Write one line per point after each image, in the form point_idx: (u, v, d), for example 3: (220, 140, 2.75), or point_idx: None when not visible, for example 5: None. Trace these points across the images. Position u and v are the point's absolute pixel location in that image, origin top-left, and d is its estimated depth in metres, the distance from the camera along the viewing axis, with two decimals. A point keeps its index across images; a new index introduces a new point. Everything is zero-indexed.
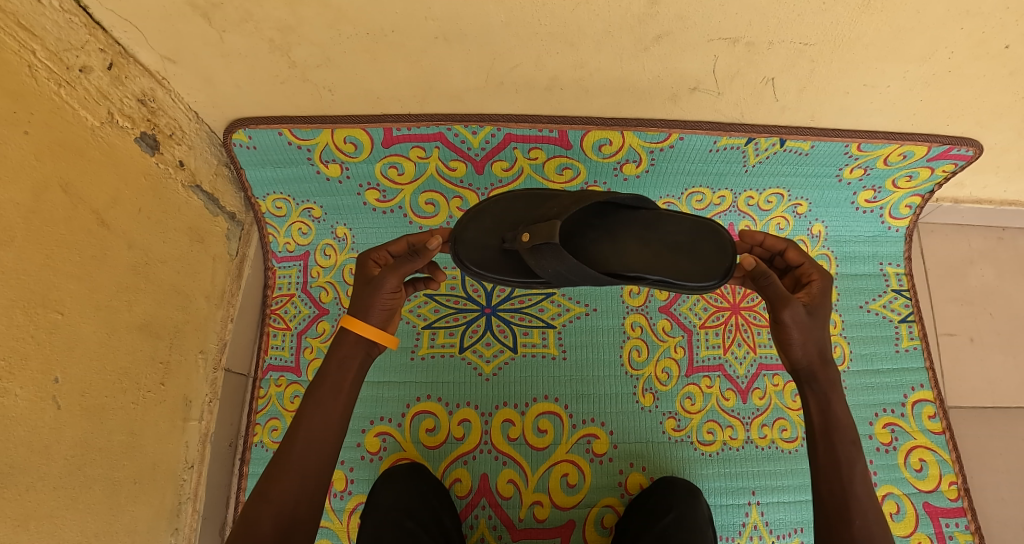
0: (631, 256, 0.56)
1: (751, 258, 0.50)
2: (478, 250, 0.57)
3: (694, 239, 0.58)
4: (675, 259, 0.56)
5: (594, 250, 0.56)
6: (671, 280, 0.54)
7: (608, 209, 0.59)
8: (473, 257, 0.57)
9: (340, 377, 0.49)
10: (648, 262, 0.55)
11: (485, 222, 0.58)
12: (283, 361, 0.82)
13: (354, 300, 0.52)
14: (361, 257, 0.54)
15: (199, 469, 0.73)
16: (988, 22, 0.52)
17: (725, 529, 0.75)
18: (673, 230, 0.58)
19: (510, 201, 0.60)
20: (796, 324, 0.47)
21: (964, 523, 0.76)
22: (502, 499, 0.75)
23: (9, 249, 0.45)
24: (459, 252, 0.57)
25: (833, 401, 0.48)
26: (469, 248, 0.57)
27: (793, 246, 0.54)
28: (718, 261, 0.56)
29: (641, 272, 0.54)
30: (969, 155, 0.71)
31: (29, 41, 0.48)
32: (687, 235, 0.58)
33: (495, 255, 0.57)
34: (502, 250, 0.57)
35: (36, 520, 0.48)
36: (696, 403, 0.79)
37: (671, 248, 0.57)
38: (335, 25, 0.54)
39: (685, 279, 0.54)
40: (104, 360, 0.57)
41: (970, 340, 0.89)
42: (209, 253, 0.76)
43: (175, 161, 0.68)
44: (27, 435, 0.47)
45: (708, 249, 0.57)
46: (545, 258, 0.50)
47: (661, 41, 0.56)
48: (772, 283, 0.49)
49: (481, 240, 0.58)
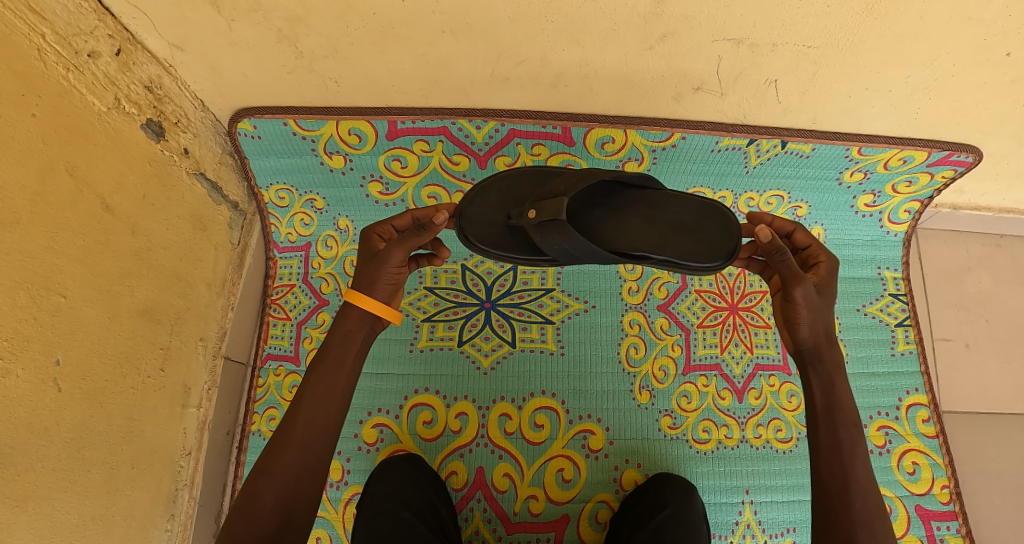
0: (635, 235, 0.56)
1: (768, 230, 0.47)
2: (484, 227, 0.57)
3: (699, 219, 0.58)
4: (679, 240, 0.56)
5: (600, 229, 0.56)
6: (676, 259, 0.55)
7: (616, 188, 0.59)
8: (478, 234, 0.57)
9: (343, 352, 0.49)
10: (653, 242, 0.56)
11: (489, 198, 0.59)
12: (282, 351, 0.83)
13: (359, 275, 0.51)
14: (366, 231, 0.54)
15: (196, 456, 0.74)
16: (990, 29, 0.52)
17: (718, 527, 0.76)
18: (678, 211, 0.59)
19: (515, 178, 0.60)
20: (805, 303, 0.47)
21: (955, 526, 0.77)
22: (497, 493, 0.75)
23: (15, 230, 0.45)
24: (464, 228, 0.57)
25: (837, 383, 0.48)
26: (475, 224, 0.57)
27: (801, 228, 0.53)
28: (722, 242, 0.57)
29: (645, 251, 0.55)
30: (969, 162, 0.72)
31: (39, 25, 0.49)
32: (693, 216, 0.58)
33: (501, 231, 0.57)
34: (508, 227, 0.57)
35: (34, 501, 0.48)
36: (692, 402, 0.79)
37: (675, 228, 0.57)
38: (343, 17, 0.54)
39: (691, 259, 0.55)
40: (105, 345, 0.57)
41: (966, 345, 0.89)
42: (211, 241, 0.76)
43: (180, 148, 0.69)
44: (27, 416, 0.47)
45: (713, 230, 0.57)
46: (552, 235, 0.50)
47: (665, 40, 0.56)
48: (788, 259, 0.47)
49: (487, 216, 0.58)
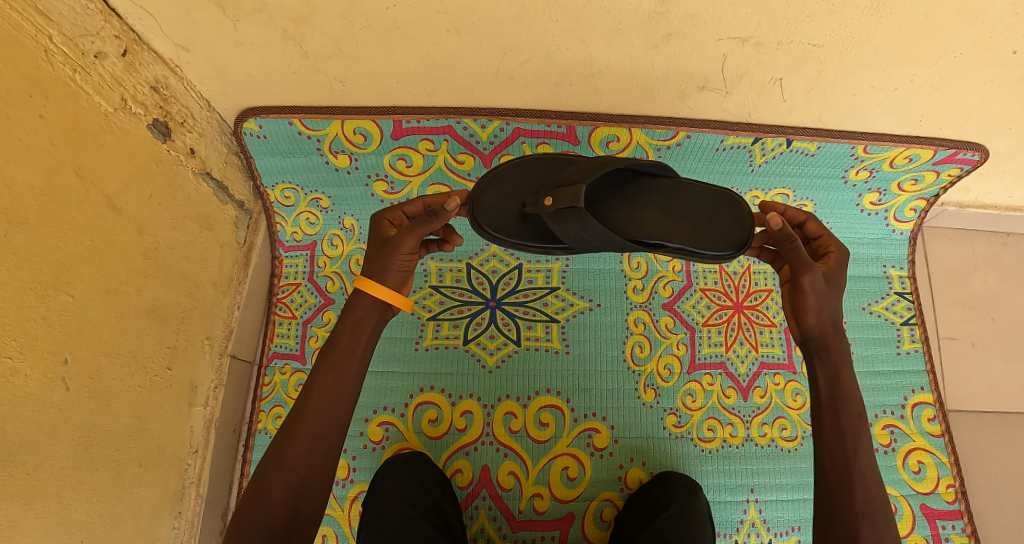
0: (649, 223, 0.56)
1: (779, 218, 0.47)
2: (498, 215, 0.57)
3: (711, 209, 0.59)
4: (692, 228, 0.57)
5: (615, 217, 0.56)
6: (691, 248, 0.55)
7: (628, 176, 0.59)
8: (492, 223, 0.57)
9: (354, 339, 0.49)
10: (667, 231, 0.56)
11: (503, 186, 0.59)
12: (288, 349, 0.83)
13: (369, 261, 0.51)
14: (377, 216, 0.53)
15: (203, 454, 0.74)
16: (996, 26, 0.52)
17: (723, 526, 0.76)
18: (691, 199, 0.59)
19: (528, 166, 0.60)
20: (813, 291, 0.47)
21: (961, 526, 0.77)
22: (502, 491, 0.76)
23: (22, 231, 0.46)
24: (478, 218, 0.57)
25: (842, 374, 0.48)
26: (488, 213, 0.57)
27: (813, 218, 0.53)
28: (736, 230, 0.57)
29: (660, 240, 0.55)
30: (975, 160, 0.72)
31: (46, 26, 0.49)
32: (706, 205, 0.59)
33: (515, 220, 0.58)
34: (523, 216, 0.58)
35: (43, 499, 0.49)
36: (697, 400, 0.79)
37: (688, 217, 0.58)
38: (347, 17, 0.55)
39: (704, 249, 0.56)
40: (113, 344, 0.58)
41: (972, 344, 0.89)
42: (217, 240, 0.76)
43: (186, 148, 0.69)
44: (36, 415, 0.48)
45: (725, 217, 0.58)
46: (569, 222, 0.50)
47: (670, 39, 0.56)
48: (797, 248, 0.47)
49: (502, 204, 0.58)
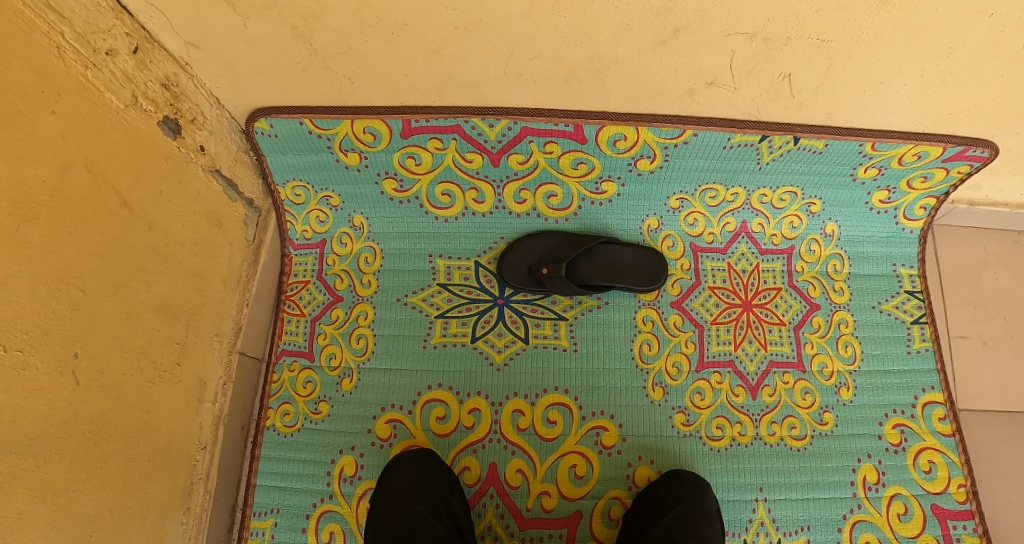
0: (605, 271, 0.82)
1: None
2: (517, 272, 0.83)
3: (642, 260, 0.83)
4: (631, 275, 0.82)
5: (583, 270, 0.82)
6: (630, 285, 0.81)
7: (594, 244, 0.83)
8: (513, 276, 0.83)
9: None
10: (616, 274, 0.82)
11: (518, 255, 0.84)
12: (297, 346, 0.82)
13: None
14: None
15: (212, 450, 0.74)
16: (1006, 21, 0.52)
17: (732, 525, 0.75)
18: (627, 255, 0.83)
19: (531, 239, 0.84)
20: None
21: (972, 526, 0.76)
22: (510, 489, 0.75)
23: (34, 225, 0.46)
24: (505, 276, 0.83)
25: None
26: (511, 272, 0.83)
27: None
28: (657, 273, 0.83)
29: (610, 282, 0.81)
30: (985, 157, 0.71)
31: (59, 23, 0.49)
32: (637, 257, 0.83)
33: (526, 274, 0.83)
34: (531, 272, 0.83)
35: (53, 492, 0.49)
36: (706, 398, 0.79)
37: (626, 268, 0.82)
38: (357, 14, 0.55)
39: (638, 283, 0.82)
40: (123, 338, 0.58)
41: (983, 343, 0.88)
42: (227, 237, 0.77)
43: (196, 145, 0.69)
44: (47, 408, 0.48)
45: (652, 267, 0.83)
46: (556, 283, 0.78)
47: (678, 35, 0.56)
48: None
49: (517, 265, 0.83)
